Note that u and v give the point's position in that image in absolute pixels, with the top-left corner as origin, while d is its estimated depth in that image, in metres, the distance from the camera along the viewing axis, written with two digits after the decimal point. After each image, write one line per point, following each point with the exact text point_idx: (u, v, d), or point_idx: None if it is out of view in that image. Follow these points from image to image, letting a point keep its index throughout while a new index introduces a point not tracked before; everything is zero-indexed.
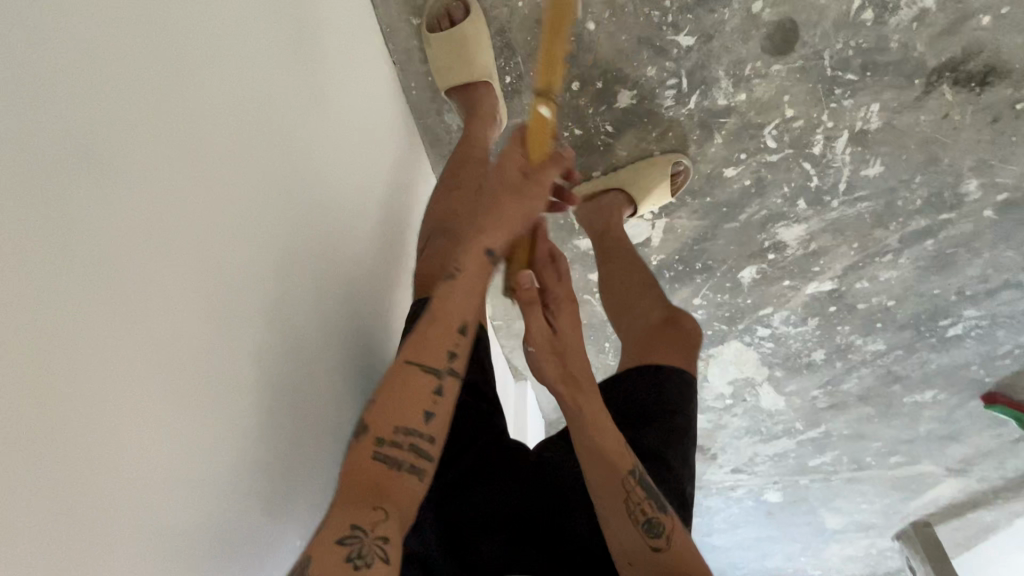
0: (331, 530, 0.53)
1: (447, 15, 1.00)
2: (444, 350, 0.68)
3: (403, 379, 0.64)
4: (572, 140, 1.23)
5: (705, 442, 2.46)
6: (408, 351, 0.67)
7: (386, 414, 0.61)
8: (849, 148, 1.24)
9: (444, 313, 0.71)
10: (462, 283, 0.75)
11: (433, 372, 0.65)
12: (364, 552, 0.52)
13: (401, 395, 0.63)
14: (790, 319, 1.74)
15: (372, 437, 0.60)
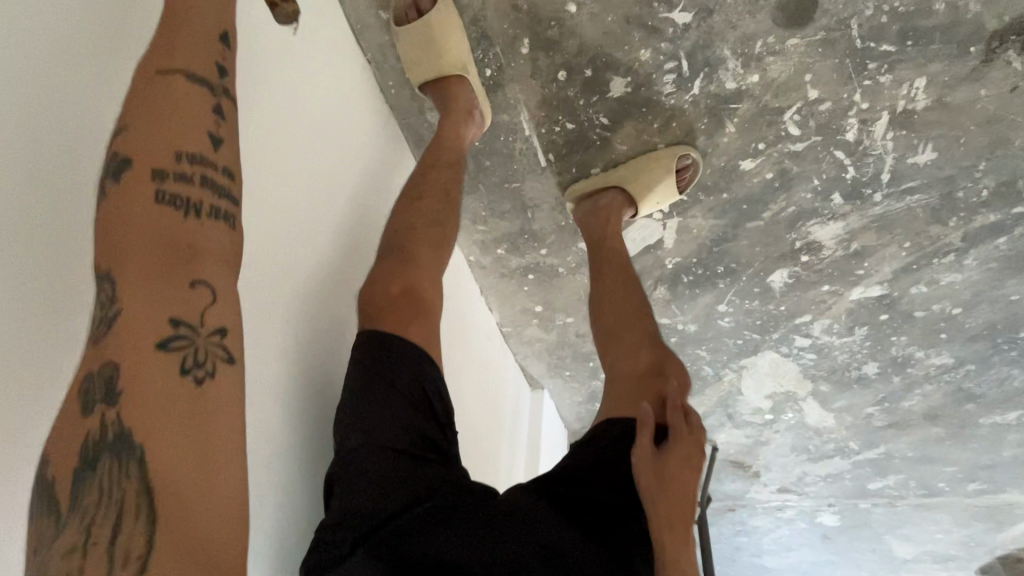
0: (138, 338, 0.48)
1: (414, 7, 0.94)
2: (198, 57, 0.60)
3: (162, 93, 0.56)
4: (565, 135, 1.12)
5: (746, 459, 2.27)
6: (155, 61, 0.58)
7: (148, 141, 0.54)
8: (892, 133, 1.06)
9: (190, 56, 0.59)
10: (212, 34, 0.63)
11: (199, 84, 0.59)
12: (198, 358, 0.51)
13: (163, 114, 0.56)
14: (833, 329, 1.54)
15: (138, 181, 0.53)
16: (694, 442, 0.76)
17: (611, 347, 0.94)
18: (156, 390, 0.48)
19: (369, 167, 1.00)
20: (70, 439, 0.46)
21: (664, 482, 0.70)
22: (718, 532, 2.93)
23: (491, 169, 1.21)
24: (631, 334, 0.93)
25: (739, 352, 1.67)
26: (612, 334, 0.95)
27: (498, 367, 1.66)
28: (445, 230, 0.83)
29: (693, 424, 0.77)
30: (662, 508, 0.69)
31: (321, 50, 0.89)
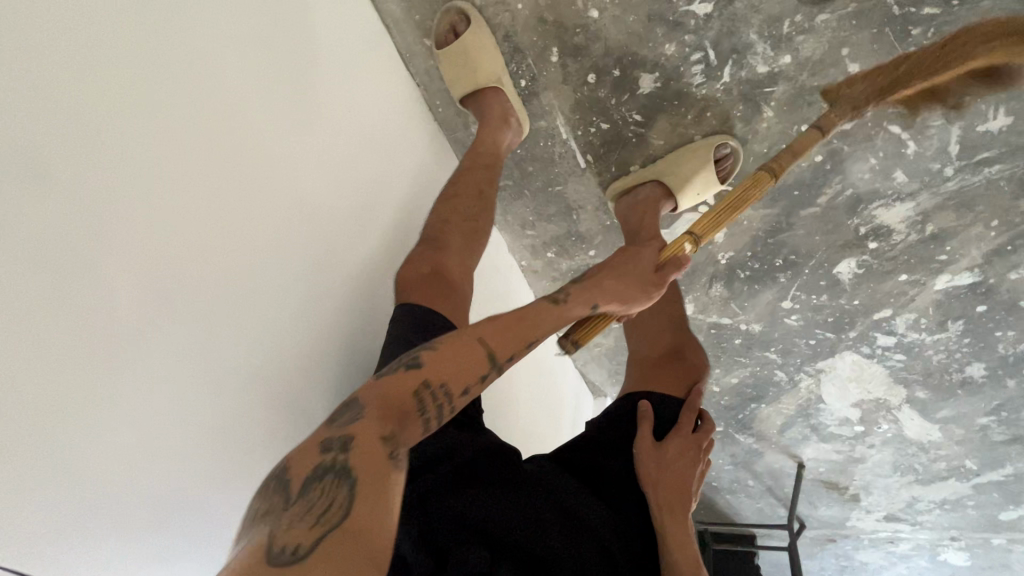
0: (370, 431, 0.52)
1: (452, 30, 1.04)
2: (513, 342, 0.64)
3: (465, 345, 0.61)
4: (601, 136, 1.17)
5: (840, 479, 2.06)
6: (485, 329, 0.63)
7: (444, 367, 0.58)
8: (954, 100, 0.99)
9: (519, 314, 0.66)
10: (551, 316, 0.69)
11: (492, 358, 0.62)
12: (397, 459, 0.52)
13: (457, 355, 0.59)
14: (920, 324, 1.41)
15: (411, 380, 0.57)
16: (702, 439, 0.77)
17: (634, 327, 0.93)
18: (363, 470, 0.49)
19: (418, 166, 1.12)
20: (303, 455, 0.50)
21: (663, 471, 0.72)
22: (821, 568, 2.64)
23: (535, 174, 1.27)
24: (659, 321, 0.91)
25: (814, 354, 1.56)
26: (637, 317, 0.93)
27: (555, 372, 1.69)
28: (479, 228, 0.95)
29: (705, 427, 0.78)
30: (661, 494, 0.71)
31: (389, 81, 1.07)
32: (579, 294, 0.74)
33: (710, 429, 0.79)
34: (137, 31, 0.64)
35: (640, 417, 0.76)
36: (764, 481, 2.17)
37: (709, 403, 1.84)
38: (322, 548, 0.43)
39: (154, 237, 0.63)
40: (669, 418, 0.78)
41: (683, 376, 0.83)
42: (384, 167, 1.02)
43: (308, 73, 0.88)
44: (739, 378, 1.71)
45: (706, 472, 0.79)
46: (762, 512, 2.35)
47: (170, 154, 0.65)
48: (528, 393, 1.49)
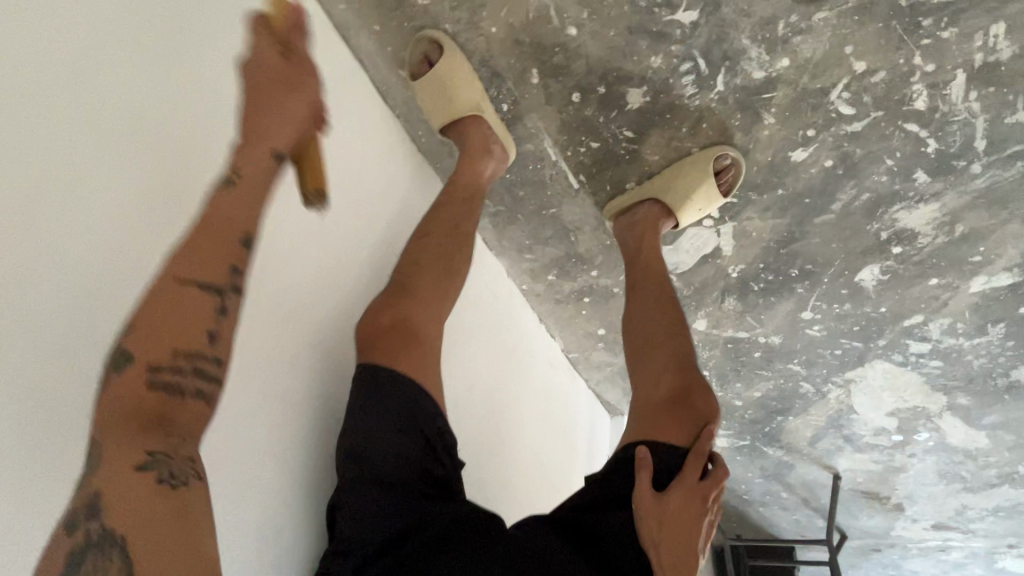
0: (122, 467, 0.43)
1: (426, 60, 1.00)
2: (230, 253, 0.52)
3: (167, 297, 0.48)
4: (592, 155, 1.11)
5: (881, 489, 1.94)
6: (180, 262, 0.49)
7: (157, 335, 0.47)
8: (976, 93, 0.90)
9: (205, 227, 0.52)
10: (238, 193, 0.54)
11: (213, 291, 0.50)
12: (179, 473, 0.45)
13: (167, 317, 0.48)
14: (956, 329, 1.30)
15: (128, 385, 0.45)
16: (710, 488, 0.71)
17: (639, 365, 0.88)
18: (139, 523, 0.42)
19: (400, 202, 1.04)
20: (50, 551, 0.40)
21: (664, 528, 0.66)
22: None
23: (527, 199, 1.21)
24: (662, 355, 0.87)
25: (841, 364, 1.46)
26: (645, 355, 0.89)
27: (565, 396, 1.62)
28: (452, 267, 0.88)
29: (715, 475, 0.72)
30: (663, 554, 0.65)
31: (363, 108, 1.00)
32: (279, 130, 0.60)
33: (722, 477, 0.72)
34: (80, 67, 0.54)
35: (636, 467, 0.70)
36: (799, 493, 2.06)
37: (733, 417, 1.75)
38: None
39: (91, 303, 0.51)
40: (672, 467, 0.72)
41: (689, 419, 0.77)
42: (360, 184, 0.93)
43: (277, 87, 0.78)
44: (763, 392, 1.61)
45: (715, 522, 0.73)
46: (799, 524, 2.23)
47: (113, 193, 0.54)
48: (536, 423, 1.42)
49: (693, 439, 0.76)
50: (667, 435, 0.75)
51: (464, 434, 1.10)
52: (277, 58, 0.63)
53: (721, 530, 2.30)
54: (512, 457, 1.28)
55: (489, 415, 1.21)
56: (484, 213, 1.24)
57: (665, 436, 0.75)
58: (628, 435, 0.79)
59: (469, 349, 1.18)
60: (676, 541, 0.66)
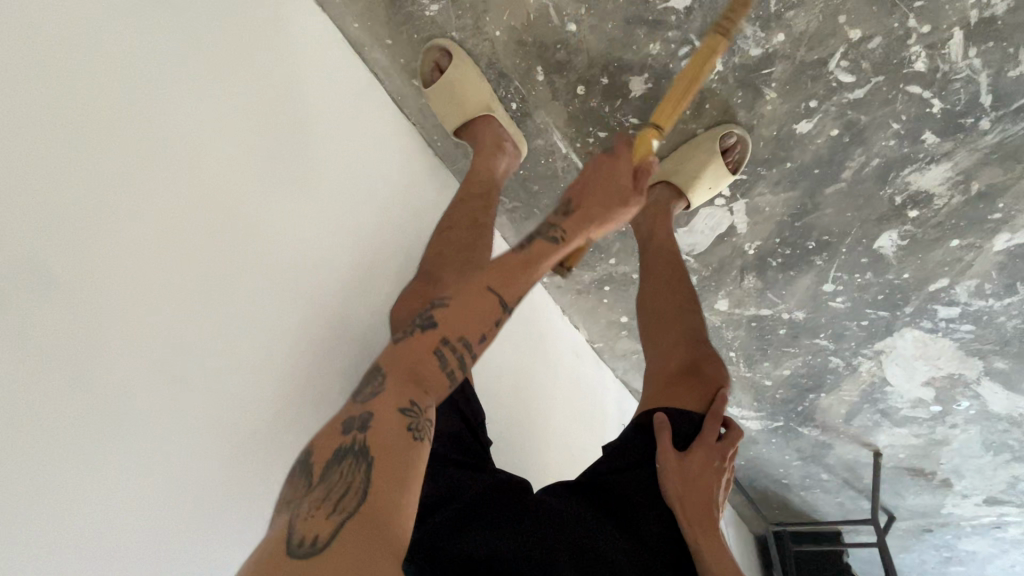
0: (390, 403, 0.54)
1: (437, 67, 1.06)
2: (520, 290, 0.65)
3: (474, 298, 0.62)
4: (600, 144, 1.15)
5: (925, 465, 1.90)
6: (491, 278, 0.64)
7: (458, 320, 0.60)
8: (975, 49, 0.91)
9: (495, 278, 0.64)
10: (504, 289, 0.63)
11: (502, 305, 0.63)
12: (420, 426, 0.55)
13: (468, 306, 0.61)
14: (984, 290, 1.29)
15: (428, 341, 0.58)
16: (725, 449, 0.77)
17: (655, 339, 0.93)
18: (387, 436, 0.52)
19: (417, 198, 1.11)
20: (332, 431, 0.53)
21: (688, 483, 0.72)
22: (921, 561, 2.44)
23: (541, 193, 1.25)
24: (677, 331, 0.91)
25: (869, 335, 1.45)
26: (660, 330, 0.93)
27: (592, 387, 1.64)
28: (475, 255, 0.94)
29: (729, 436, 0.79)
30: (688, 508, 0.71)
31: (376, 114, 1.07)
32: (574, 228, 0.74)
33: (735, 439, 0.79)
34: (101, 68, 0.67)
35: (657, 427, 0.76)
36: (839, 474, 2.03)
37: (763, 398, 1.75)
38: (341, 537, 0.46)
39: (121, 247, 0.64)
40: (689, 429, 0.78)
41: (703, 389, 0.82)
42: (369, 171, 1.01)
43: (283, 88, 0.89)
44: (790, 369, 1.61)
45: (729, 480, 0.79)
46: (844, 507, 2.19)
47: (127, 171, 0.67)
48: (565, 412, 1.45)
49: (708, 403, 0.81)
50: (685, 400, 0.80)
51: (494, 421, 1.15)
52: (626, 184, 0.80)
53: (762, 516, 2.28)
54: (542, 445, 1.31)
55: (518, 404, 1.25)
56: (501, 209, 1.29)
57: (685, 404, 0.80)
58: (648, 403, 0.83)
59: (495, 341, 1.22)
60: (700, 494, 0.72)
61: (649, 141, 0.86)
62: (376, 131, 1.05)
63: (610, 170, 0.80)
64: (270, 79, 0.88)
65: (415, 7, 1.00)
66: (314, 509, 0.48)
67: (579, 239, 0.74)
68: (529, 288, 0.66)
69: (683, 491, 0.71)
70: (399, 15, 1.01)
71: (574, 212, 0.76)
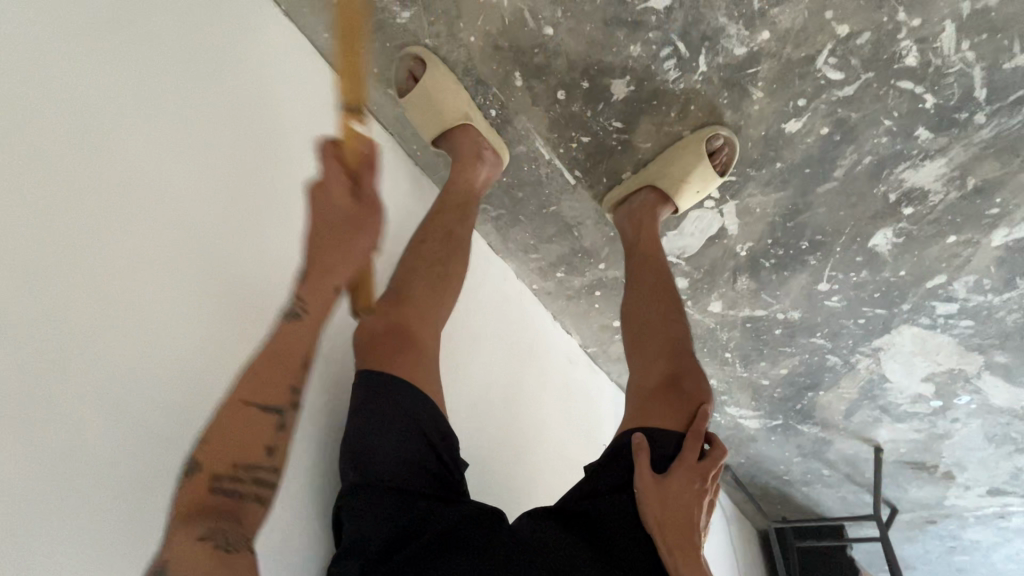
0: (185, 537, 0.47)
1: (411, 76, 1.02)
2: (286, 380, 0.56)
3: (235, 414, 0.53)
4: (584, 149, 1.11)
5: (927, 458, 1.88)
6: (246, 382, 0.54)
7: (221, 449, 0.52)
8: (969, 42, 0.88)
9: (251, 382, 0.55)
10: (273, 391, 0.55)
11: (274, 406, 0.55)
12: (230, 543, 0.49)
13: (234, 431, 0.53)
14: (984, 285, 1.26)
15: (194, 487, 0.50)
16: (708, 468, 0.74)
17: (636, 350, 0.90)
18: (191, 562, 0.45)
19: (399, 208, 1.08)
20: None
21: (665, 505, 0.69)
22: (924, 551, 2.43)
23: (526, 200, 1.22)
24: (658, 343, 0.88)
25: (867, 333, 1.42)
26: (642, 341, 0.90)
27: (586, 392, 1.61)
28: (447, 269, 0.92)
29: (712, 456, 0.75)
30: (665, 531, 0.68)
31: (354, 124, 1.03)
32: (313, 296, 0.59)
33: (719, 459, 0.75)
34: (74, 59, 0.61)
35: (634, 448, 0.73)
36: (840, 469, 2.01)
37: (761, 397, 1.73)
38: None
39: (101, 251, 0.58)
40: (670, 448, 0.74)
41: (685, 404, 0.78)
42: None
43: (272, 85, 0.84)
44: (789, 368, 1.59)
45: (714, 499, 0.77)
46: (845, 501, 2.17)
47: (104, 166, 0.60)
48: (559, 420, 1.43)
49: (688, 420, 0.77)
50: (663, 418, 0.77)
51: (483, 437, 1.12)
52: (350, 203, 0.62)
53: (764, 512, 2.27)
54: (536, 456, 1.28)
55: (509, 417, 1.22)
56: (486, 217, 1.26)
57: (667, 421, 0.77)
58: (628, 421, 0.81)
59: (483, 353, 1.20)
60: (679, 515, 0.69)
61: (349, 130, 0.63)
62: None
63: (323, 214, 0.61)
64: (240, 80, 0.79)
65: (386, 15, 0.97)
66: None
67: (324, 301, 0.60)
68: (308, 365, 0.59)
69: (660, 514, 0.69)
70: (370, 23, 0.98)
71: (306, 272, 0.60)
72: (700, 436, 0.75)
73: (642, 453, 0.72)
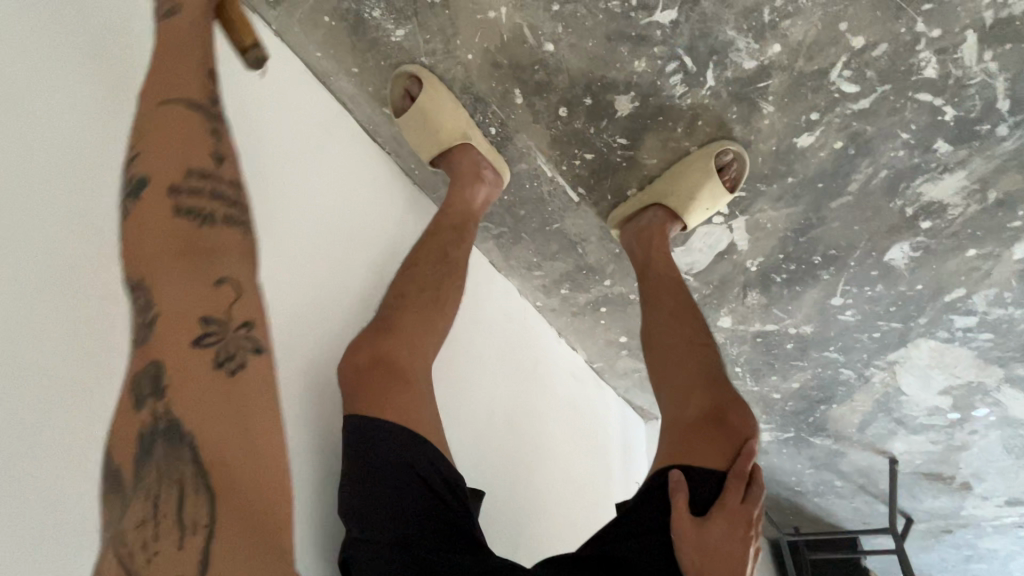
0: (173, 337, 0.41)
1: (407, 94, 0.99)
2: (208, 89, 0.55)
3: (171, 131, 0.51)
4: (588, 166, 1.07)
5: (943, 469, 1.83)
6: (164, 97, 0.52)
7: (165, 160, 0.49)
8: (991, 52, 0.84)
9: (169, 94, 0.53)
10: (184, 89, 0.54)
11: (204, 116, 0.53)
12: (231, 349, 0.42)
13: (175, 147, 0.50)
14: (1004, 298, 1.21)
15: (155, 203, 0.46)
16: (751, 512, 0.68)
17: (666, 382, 0.84)
18: (195, 385, 0.40)
19: (396, 231, 1.04)
20: (122, 432, 0.39)
21: (704, 556, 0.63)
22: (940, 560, 2.38)
23: (528, 218, 1.18)
24: (688, 374, 0.82)
25: (882, 347, 1.38)
26: (669, 371, 0.84)
27: (592, 410, 1.57)
28: (441, 295, 0.88)
29: (752, 496, 0.69)
30: None
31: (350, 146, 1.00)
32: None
33: (758, 497, 0.69)
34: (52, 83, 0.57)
35: (671, 488, 0.67)
36: (854, 481, 1.96)
37: (772, 411, 1.68)
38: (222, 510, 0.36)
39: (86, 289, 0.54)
40: (710, 490, 0.68)
41: (726, 440, 0.72)
42: (346, 200, 0.95)
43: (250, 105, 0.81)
44: (801, 381, 1.54)
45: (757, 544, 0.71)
46: (859, 511, 2.12)
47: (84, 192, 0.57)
48: (565, 440, 1.39)
49: (731, 458, 0.71)
50: (700, 458, 0.71)
51: (488, 464, 1.08)
52: None
53: (775, 523, 2.22)
54: (543, 481, 1.25)
55: (515, 441, 1.19)
56: (487, 236, 1.22)
57: (707, 458, 0.70)
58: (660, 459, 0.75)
59: (486, 376, 1.16)
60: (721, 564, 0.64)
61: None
62: (347, 166, 0.98)
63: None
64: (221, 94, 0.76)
65: (380, 33, 0.93)
66: (152, 541, 0.35)
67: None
68: (212, 71, 0.58)
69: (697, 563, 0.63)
70: (364, 41, 0.94)
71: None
72: (742, 475, 0.69)
73: (680, 496, 0.66)
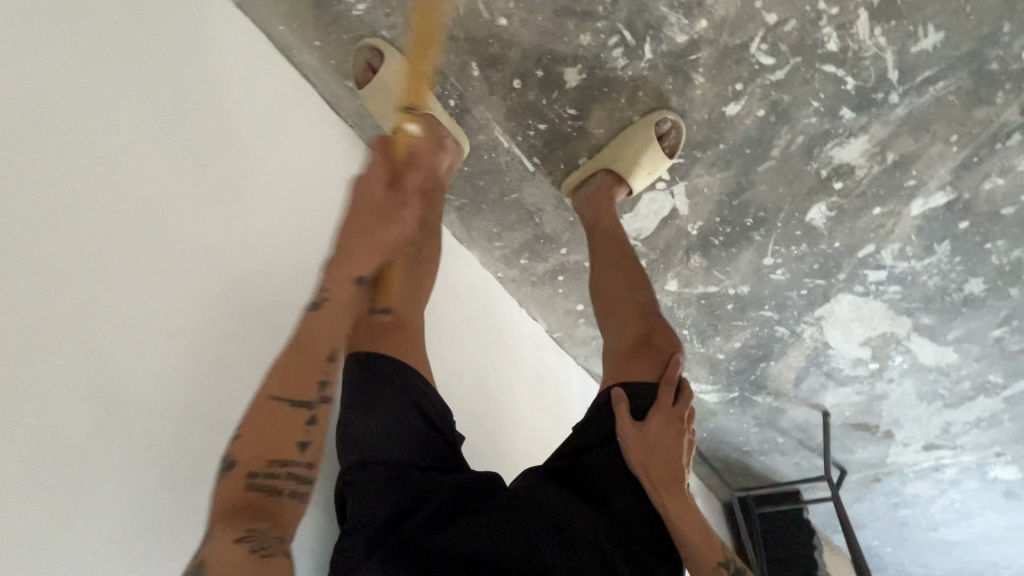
0: (219, 551, 0.52)
1: (368, 67, 1.03)
2: (313, 376, 0.63)
3: (266, 415, 0.60)
4: (542, 136, 1.16)
5: (869, 419, 2.03)
6: (273, 383, 0.62)
7: (253, 442, 0.59)
8: (880, 28, 0.98)
9: (278, 383, 0.62)
10: (296, 383, 0.62)
11: (298, 402, 0.61)
12: (262, 546, 0.54)
13: (263, 430, 0.59)
14: (907, 252, 1.38)
15: (235, 481, 0.57)
16: (682, 410, 0.79)
17: (607, 320, 0.94)
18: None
19: None
20: None
21: (650, 451, 0.73)
22: (873, 508, 2.61)
23: (488, 188, 1.25)
24: (626, 311, 0.92)
25: (810, 303, 1.54)
26: (610, 308, 0.95)
27: (554, 377, 1.66)
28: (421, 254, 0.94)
29: (683, 398, 0.80)
30: (654, 475, 0.72)
31: (316, 121, 1.05)
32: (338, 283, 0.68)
33: (689, 398, 0.81)
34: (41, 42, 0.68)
35: (613, 401, 0.77)
36: (794, 436, 2.14)
37: (718, 372, 1.82)
38: None
39: (59, 206, 0.64)
40: (646, 399, 0.78)
41: (654, 357, 0.83)
42: (322, 175, 1.01)
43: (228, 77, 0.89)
44: (742, 341, 1.68)
45: (692, 442, 0.81)
46: (800, 466, 2.31)
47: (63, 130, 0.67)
48: (530, 402, 1.47)
49: (661, 370, 0.82)
50: (637, 374, 0.81)
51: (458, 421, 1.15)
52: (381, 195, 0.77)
53: (727, 484, 2.39)
54: (509, 437, 1.32)
55: (481, 399, 1.26)
56: (449, 207, 1.29)
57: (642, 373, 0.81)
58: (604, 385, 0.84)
59: (451, 340, 1.22)
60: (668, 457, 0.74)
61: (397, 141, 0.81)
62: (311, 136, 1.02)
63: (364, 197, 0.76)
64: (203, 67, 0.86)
65: (342, 7, 0.98)
66: None
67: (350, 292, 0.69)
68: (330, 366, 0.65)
69: (644, 461, 0.72)
70: (326, 15, 0.99)
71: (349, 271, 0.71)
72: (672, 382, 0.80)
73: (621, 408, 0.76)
